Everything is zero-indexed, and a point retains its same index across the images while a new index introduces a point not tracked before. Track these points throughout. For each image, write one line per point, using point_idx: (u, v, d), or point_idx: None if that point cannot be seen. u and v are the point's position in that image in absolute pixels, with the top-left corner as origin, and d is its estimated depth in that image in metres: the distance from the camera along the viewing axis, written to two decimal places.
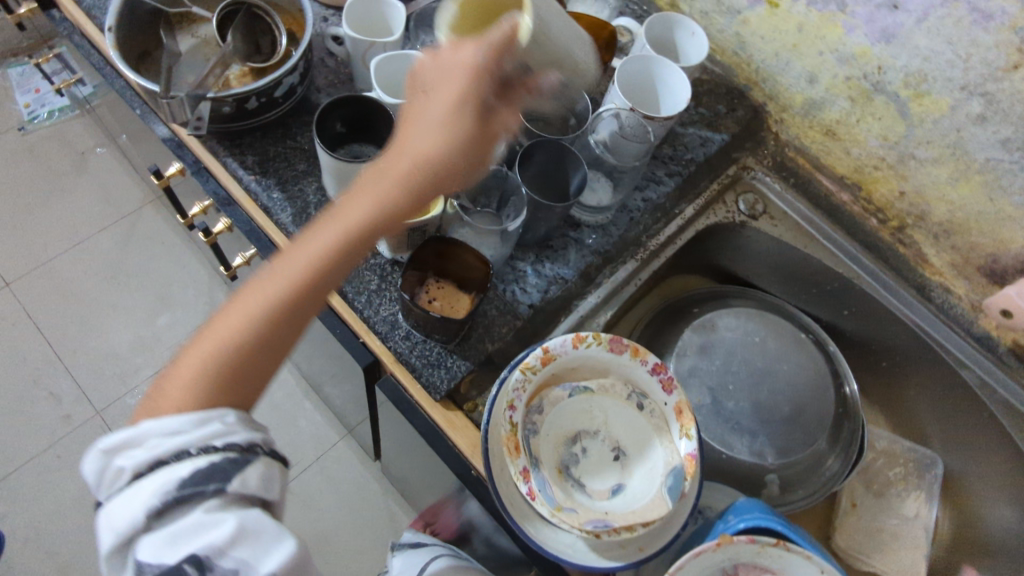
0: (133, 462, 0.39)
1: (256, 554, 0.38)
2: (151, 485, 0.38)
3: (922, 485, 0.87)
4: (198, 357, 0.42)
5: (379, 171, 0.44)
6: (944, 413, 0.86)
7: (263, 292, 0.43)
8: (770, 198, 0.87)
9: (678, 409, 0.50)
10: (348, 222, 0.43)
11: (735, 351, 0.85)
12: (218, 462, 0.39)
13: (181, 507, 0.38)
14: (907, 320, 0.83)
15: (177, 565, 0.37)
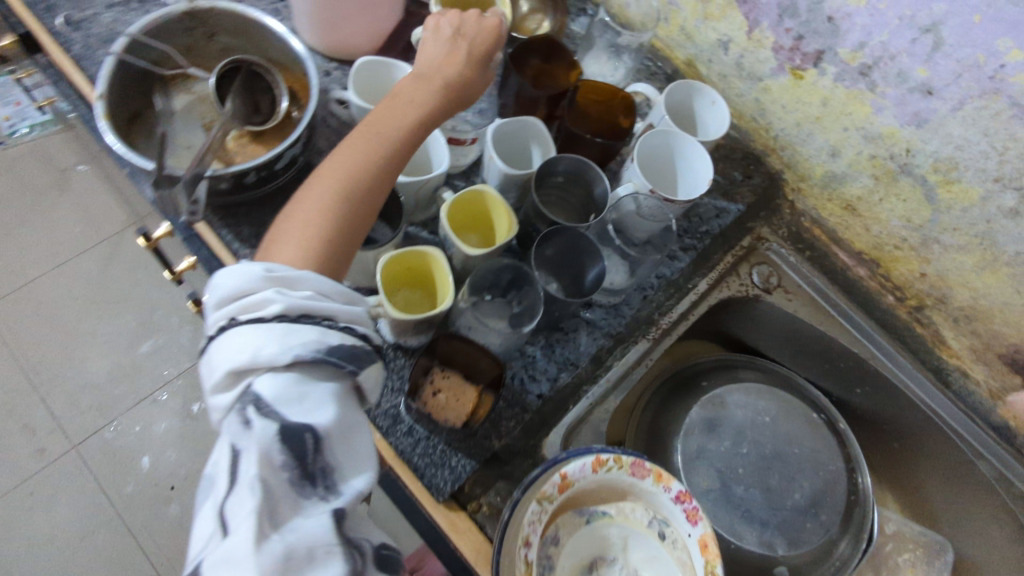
0: (289, 306, 0.42)
1: (349, 457, 0.43)
2: (301, 337, 0.42)
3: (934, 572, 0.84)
4: (319, 212, 0.49)
5: (439, 79, 0.59)
6: (954, 499, 0.83)
7: (371, 158, 0.53)
8: (784, 270, 0.84)
9: (702, 542, 0.47)
10: (428, 117, 0.57)
11: (744, 433, 0.83)
12: (356, 346, 0.45)
13: (316, 375, 0.42)
14: (924, 408, 0.81)
15: (301, 426, 0.40)
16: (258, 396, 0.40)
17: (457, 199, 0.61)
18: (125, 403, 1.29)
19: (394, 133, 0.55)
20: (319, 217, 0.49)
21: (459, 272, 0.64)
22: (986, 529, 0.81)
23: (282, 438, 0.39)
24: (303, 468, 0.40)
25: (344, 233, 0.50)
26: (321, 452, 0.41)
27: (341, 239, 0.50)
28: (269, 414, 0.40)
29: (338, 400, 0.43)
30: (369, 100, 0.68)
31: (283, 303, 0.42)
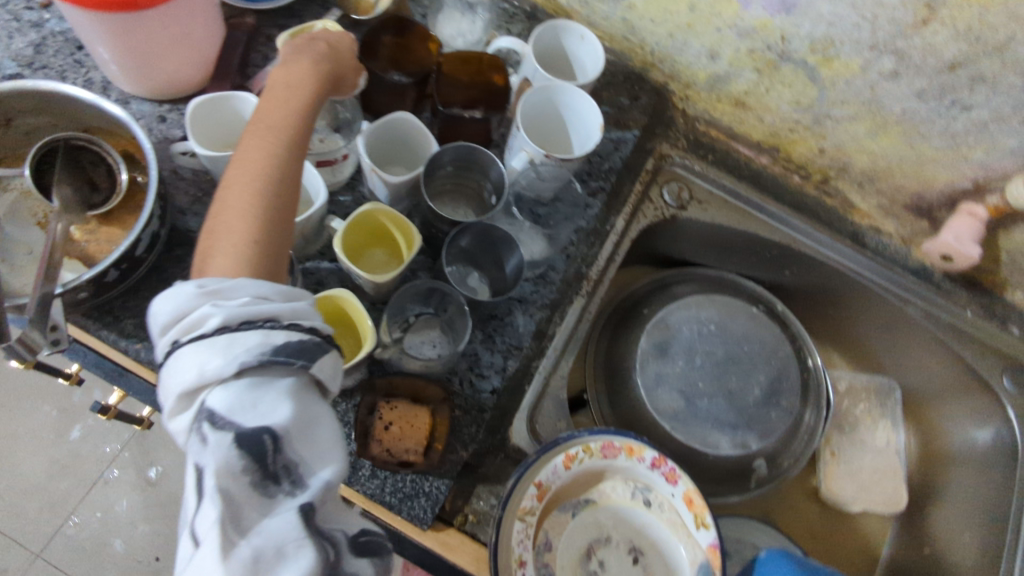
0: (230, 314, 0.39)
1: (316, 449, 0.39)
2: (244, 343, 0.38)
3: (887, 412, 0.90)
4: (236, 217, 0.44)
5: (310, 63, 0.55)
6: (889, 346, 0.89)
7: (268, 147, 0.48)
8: (693, 181, 0.85)
9: (688, 499, 0.48)
10: (310, 96, 0.53)
11: (694, 345, 0.85)
12: (305, 341, 0.41)
13: (268, 376, 0.39)
14: (850, 273, 0.84)
15: (256, 431, 0.37)
16: (211, 410, 0.37)
17: (351, 223, 0.57)
18: (76, 493, 1.20)
19: (280, 117, 0.50)
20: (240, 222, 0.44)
21: (374, 296, 0.61)
22: (923, 360, 0.87)
23: (239, 446, 0.36)
24: (264, 470, 0.37)
25: (273, 232, 0.46)
26: (282, 451, 0.37)
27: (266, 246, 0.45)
28: (224, 427, 0.36)
29: (299, 397, 0.39)
30: (211, 140, 0.62)
31: (221, 309, 0.39)
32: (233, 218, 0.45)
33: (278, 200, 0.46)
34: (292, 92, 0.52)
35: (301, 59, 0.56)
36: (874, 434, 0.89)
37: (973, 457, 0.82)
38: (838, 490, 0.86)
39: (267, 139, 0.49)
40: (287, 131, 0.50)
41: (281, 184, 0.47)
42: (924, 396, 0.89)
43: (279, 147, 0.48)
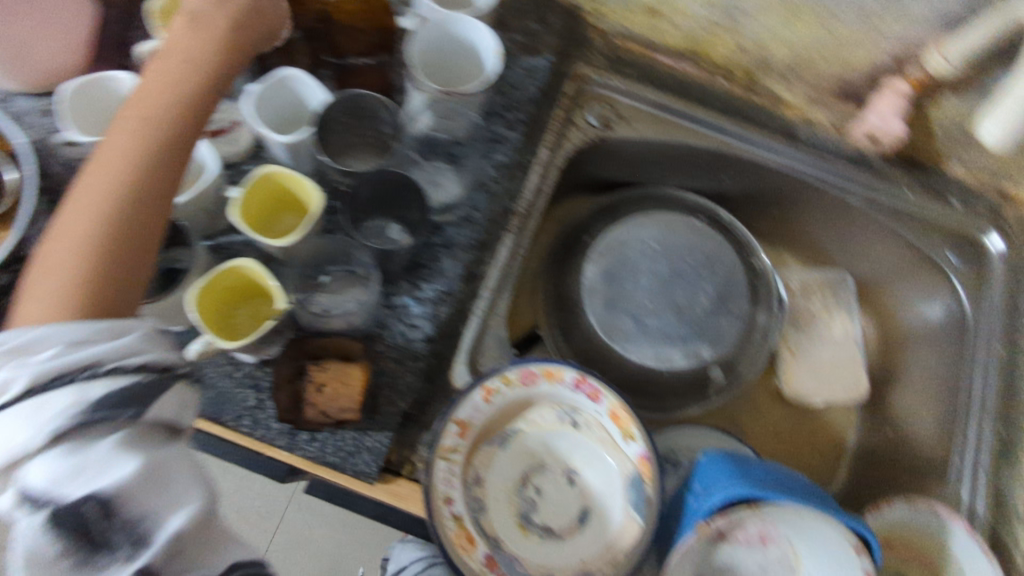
0: (33, 373, 0.37)
1: (159, 499, 0.39)
2: (53, 407, 0.37)
3: (841, 303, 0.90)
4: (85, 216, 0.43)
5: (209, 42, 0.52)
6: (839, 236, 0.89)
7: (138, 141, 0.47)
8: (616, 99, 0.82)
9: (613, 414, 0.48)
10: (188, 84, 0.50)
11: (638, 267, 0.84)
12: (133, 386, 0.39)
13: (87, 437, 0.37)
14: (787, 171, 0.83)
15: (75, 503, 0.36)
16: (22, 485, 0.36)
17: (243, 197, 0.55)
18: None
19: (151, 110, 0.48)
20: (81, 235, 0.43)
21: (290, 262, 0.60)
22: (869, 245, 0.87)
23: (58, 523, 0.36)
24: (93, 540, 0.36)
25: (121, 245, 0.44)
26: (112, 516, 0.37)
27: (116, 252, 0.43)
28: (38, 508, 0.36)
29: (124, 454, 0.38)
30: (98, 127, 0.60)
31: (21, 376, 0.37)
32: (76, 230, 0.43)
33: (129, 208, 0.44)
34: (180, 77, 0.50)
35: (187, 38, 0.52)
36: (830, 327, 0.90)
37: (926, 334, 0.83)
38: (798, 388, 0.87)
39: (129, 137, 0.47)
40: (151, 128, 0.47)
41: (137, 191, 0.45)
42: (873, 281, 0.90)
43: (140, 148, 0.46)
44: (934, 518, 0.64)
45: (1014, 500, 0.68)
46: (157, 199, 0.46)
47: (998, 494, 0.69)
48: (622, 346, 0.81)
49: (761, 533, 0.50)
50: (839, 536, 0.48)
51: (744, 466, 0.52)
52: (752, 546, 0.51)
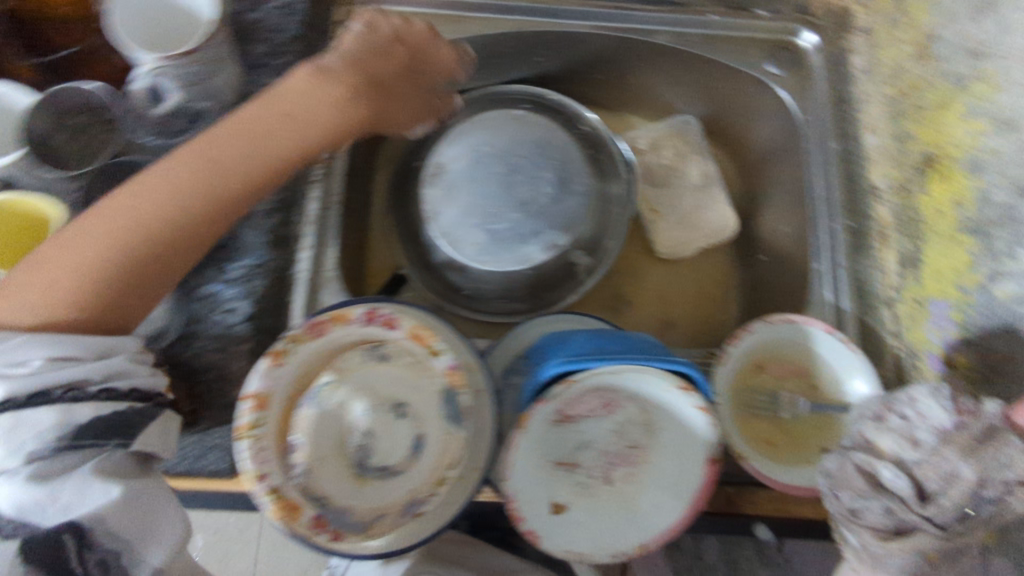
0: (12, 388, 0.39)
1: (141, 529, 0.42)
2: (32, 434, 0.39)
3: (693, 146, 0.89)
4: (121, 232, 0.48)
5: (325, 116, 0.58)
6: (672, 79, 0.86)
7: (209, 177, 0.52)
8: (394, 10, 0.77)
9: (413, 335, 0.49)
10: (280, 152, 0.55)
11: (473, 177, 0.80)
12: (113, 421, 0.43)
13: (68, 467, 0.40)
14: (588, 31, 0.80)
15: (52, 532, 0.38)
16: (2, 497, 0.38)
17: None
18: None
19: (229, 154, 0.53)
20: (96, 252, 0.47)
21: None
22: (698, 81, 0.85)
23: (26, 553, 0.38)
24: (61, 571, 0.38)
25: (133, 277, 0.48)
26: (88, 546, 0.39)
27: (136, 289, 0.48)
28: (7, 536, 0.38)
29: (109, 476, 0.41)
30: None
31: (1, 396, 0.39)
32: (98, 248, 0.47)
33: (153, 247, 0.49)
34: (279, 132, 0.55)
35: (296, 94, 0.57)
36: (685, 173, 0.88)
37: (770, 150, 0.83)
38: (669, 244, 0.87)
39: (196, 170, 0.51)
40: (226, 178, 0.52)
41: (170, 241, 0.50)
42: (714, 116, 0.89)
43: (197, 182, 0.51)
44: (797, 330, 0.63)
45: (873, 286, 0.69)
46: (179, 241, 0.50)
47: (858, 286, 0.70)
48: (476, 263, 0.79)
49: (603, 399, 0.50)
50: (664, 382, 0.48)
51: (574, 343, 0.51)
52: (600, 413, 0.51)
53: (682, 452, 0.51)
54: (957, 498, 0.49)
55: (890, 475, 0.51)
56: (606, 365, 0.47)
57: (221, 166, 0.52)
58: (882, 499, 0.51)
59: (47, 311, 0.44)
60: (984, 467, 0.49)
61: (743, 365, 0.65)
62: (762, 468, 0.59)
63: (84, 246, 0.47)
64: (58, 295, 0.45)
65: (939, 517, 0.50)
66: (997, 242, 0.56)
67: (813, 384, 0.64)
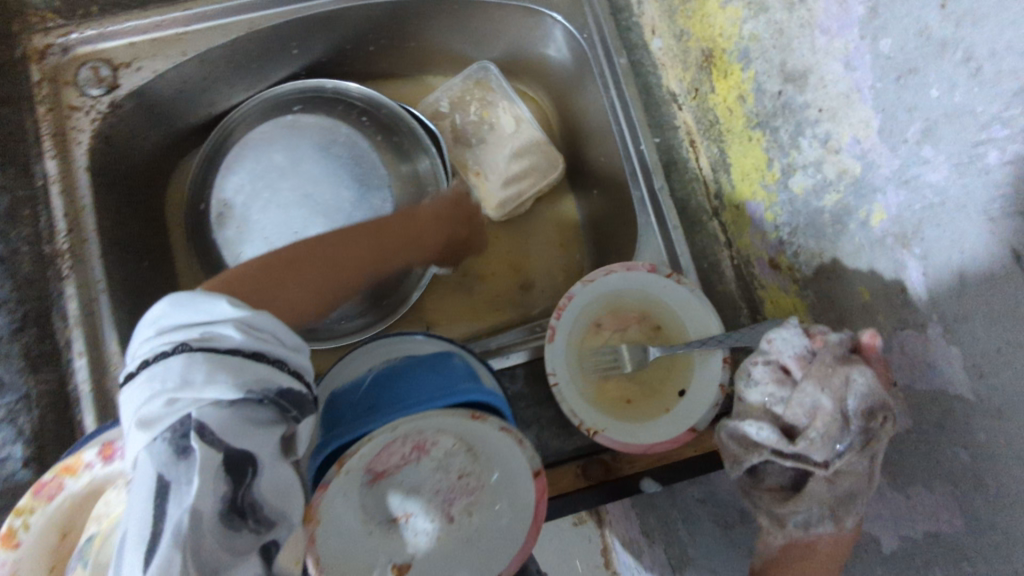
0: (250, 340, 0.38)
1: (286, 500, 0.37)
2: (256, 375, 0.37)
3: (499, 94, 0.82)
4: (310, 256, 0.57)
5: (428, 239, 0.71)
6: (455, 26, 0.77)
7: (367, 245, 0.64)
8: (102, 50, 0.66)
9: None
10: (396, 260, 0.68)
11: (261, 207, 0.74)
12: (303, 393, 0.41)
13: (265, 414, 0.37)
14: (331, 8, 0.70)
15: (240, 456, 0.35)
16: (199, 421, 0.34)
17: None
18: None
19: (384, 242, 0.66)
20: (299, 261, 0.56)
21: None
22: (479, 24, 0.76)
23: (226, 468, 0.34)
24: (233, 502, 0.34)
25: (303, 289, 0.54)
26: (252, 487, 0.35)
27: (298, 301, 0.53)
28: (213, 443, 0.34)
29: (277, 449, 0.38)
30: None
31: (231, 343, 0.38)
32: (303, 258, 0.56)
33: (326, 271, 0.58)
34: (405, 246, 0.68)
35: (423, 228, 0.70)
36: (498, 124, 0.82)
37: (569, 79, 0.78)
38: (503, 204, 0.80)
39: (369, 244, 0.64)
40: (379, 260, 0.65)
41: (337, 271, 0.59)
42: (511, 56, 0.81)
43: (366, 250, 0.64)
44: (615, 280, 0.61)
45: (694, 201, 0.65)
46: (336, 271, 0.59)
47: (681, 205, 0.65)
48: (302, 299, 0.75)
49: (412, 445, 0.47)
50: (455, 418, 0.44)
51: (365, 398, 0.47)
52: (416, 458, 0.48)
53: (512, 470, 0.49)
54: (824, 433, 0.44)
55: (756, 429, 0.47)
56: (381, 428, 0.43)
57: (380, 247, 0.65)
58: (759, 457, 0.47)
59: (277, 282, 0.52)
60: (842, 393, 0.44)
61: (577, 331, 0.61)
62: (618, 435, 0.57)
63: (331, 245, 0.60)
64: (289, 294, 0.53)
65: (824, 458, 0.44)
66: (782, 134, 0.51)
67: (657, 326, 0.61)
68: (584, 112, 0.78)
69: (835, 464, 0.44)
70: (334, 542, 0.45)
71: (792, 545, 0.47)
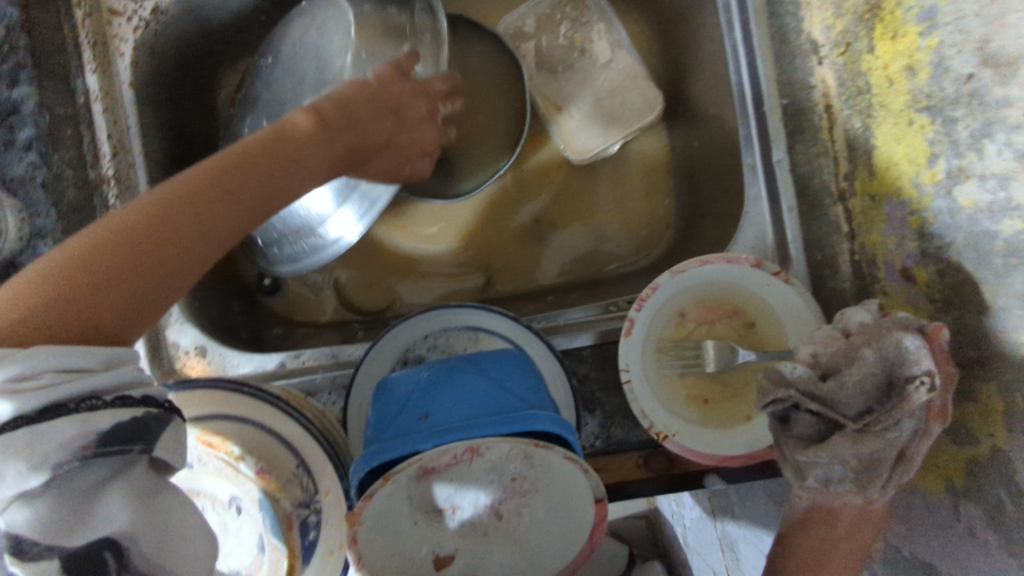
0: (26, 402, 0.28)
1: (180, 546, 0.31)
2: (53, 442, 0.28)
3: (595, 15, 0.72)
4: (121, 233, 0.35)
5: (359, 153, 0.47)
6: None
7: (234, 182, 0.39)
8: None
9: (204, 441, 0.43)
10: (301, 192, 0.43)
11: (264, 115, 0.63)
12: (144, 416, 0.31)
13: (92, 483, 0.29)
14: None
15: (88, 547, 0.28)
16: (9, 535, 0.27)
17: None
18: None
19: (258, 178, 0.40)
20: (97, 246, 0.34)
21: None
22: None
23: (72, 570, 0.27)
24: None
25: (110, 282, 0.34)
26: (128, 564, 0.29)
27: (119, 297, 0.34)
28: (41, 555, 0.27)
29: (140, 500, 0.30)
30: None
31: (2, 418, 0.27)
32: (111, 243, 0.35)
33: (154, 241, 0.35)
34: (290, 172, 0.41)
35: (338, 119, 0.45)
36: (594, 52, 0.72)
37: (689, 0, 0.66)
38: (583, 148, 0.71)
39: (226, 172, 0.39)
40: (254, 196, 0.39)
41: (180, 234, 0.36)
42: None
43: (227, 182, 0.38)
44: (709, 271, 0.55)
45: (818, 179, 0.54)
46: (178, 236, 0.36)
47: (801, 182, 0.56)
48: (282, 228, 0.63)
49: (467, 451, 0.41)
50: (516, 445, 0.41)
51: (418, 404, 0.45)
52: (469, 458, 0.42)
53: (571, 496, 0.45)
54: (859, 385, 0.42)
55: (790, 366, 0.43)
56: (432, 448, 0.40)
57: (251, 181, 0.39)
58: (785, 396, 0.42)
59: (65, 292, 0.33)
60: (890, 356, 0.41)
61: (659, 322, 0.55)
62: (690, 443, 0.52)
63: (164, 211, 0.36)
64: (102, 296, 0.34)
65: (852, 411, 0.42)
66: (961, 128, 0.41)
67: (750, 324, 0.55)
68: (699, 47, 0.66)
69: (865, 419, 0.41)
70: (368, 540, 0.42)
71: (815, 508, 0.45)
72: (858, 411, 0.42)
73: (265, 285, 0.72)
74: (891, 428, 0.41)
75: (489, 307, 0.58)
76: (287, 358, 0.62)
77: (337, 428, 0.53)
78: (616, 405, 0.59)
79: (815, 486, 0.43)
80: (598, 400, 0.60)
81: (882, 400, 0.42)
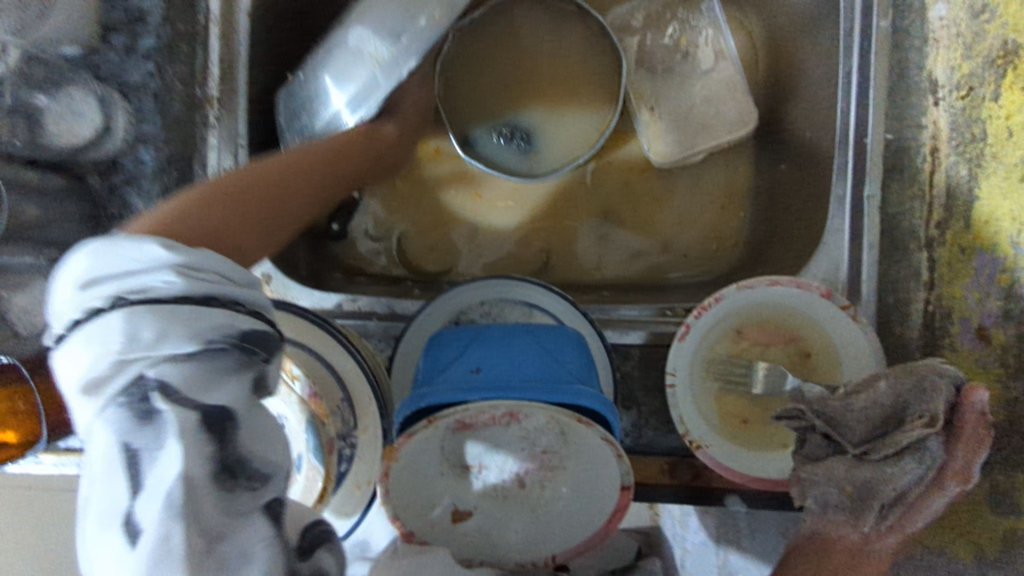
0: (194, 285, 0.33)
1: (273, 439, 0.32)
2: (208, 319, 0.32)
3: (705, 21, 0.71)
4: (219, 204, 0.43)
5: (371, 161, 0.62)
6: None
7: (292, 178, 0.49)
8: None
9: None
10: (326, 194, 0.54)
11: None
12: (266, 328, 0.34)
13: (228, 359, 0.31)
14: None
15: (219, 407, 0.30)
16: (157, 382, 0.30)
17: None
18: None
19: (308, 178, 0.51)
20: (199, 212, 0.41)
21: None
22: None
23: (203, 423, 0.29)
24: (220, 457, 0.29)
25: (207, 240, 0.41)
26: (236, 439, 0.30)
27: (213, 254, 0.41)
28: (179, 402, 0.29)
29: (251, 391, 0.32)
30: None
31: (173, 291, 0.32)
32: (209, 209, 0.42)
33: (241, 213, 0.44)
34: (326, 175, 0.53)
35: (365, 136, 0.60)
36: (697, 57, 0.71)
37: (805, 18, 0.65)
38: (667, 151, 0.71)
39: (285, 168, 0.49)
40: (302, 191, 0.50)
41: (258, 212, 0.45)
42: None
43: (288, 176, 0.49)
44: (776, 291, 0.54)
45: (907, 221, 0.53)
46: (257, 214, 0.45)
47: (888, 222, 0.54)
48: (304, 128, 0.57)
49: (507, 414, 0.42)
50: (556, 414, 0.42)
51: (467, 361, 0.47)
52: (507, 422, 0.43)
53: (595, 480, 0.45)
54: (865, 414, 0.42)
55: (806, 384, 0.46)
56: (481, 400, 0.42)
57: (302, 178, 0.50)
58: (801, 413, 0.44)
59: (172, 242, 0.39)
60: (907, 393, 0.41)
61: (714, 334, 0.55)
62: (722, 458, 0.52)
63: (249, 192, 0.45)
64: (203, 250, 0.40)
65: (856, 441, 0.42)
66: None
67: (805, 354, 0.54)
68: (807, 69, 0.65)
69: (864, 445, 0.41)
70: (397, 479, 0.44)
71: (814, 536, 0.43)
72: (861, 440, 0.42)
73: (332, 229, 0.74)
74: (892, 462, 0.40)
75: (541, 284, 0.60)
76: (345, 299, 0.63)
77: (382, 373, 0.54)
78: (653, 408, 0.59)
79: (813, 509, 0.42)
80: (636, 399, 0.60)
81: (887, 429, 0.41)
